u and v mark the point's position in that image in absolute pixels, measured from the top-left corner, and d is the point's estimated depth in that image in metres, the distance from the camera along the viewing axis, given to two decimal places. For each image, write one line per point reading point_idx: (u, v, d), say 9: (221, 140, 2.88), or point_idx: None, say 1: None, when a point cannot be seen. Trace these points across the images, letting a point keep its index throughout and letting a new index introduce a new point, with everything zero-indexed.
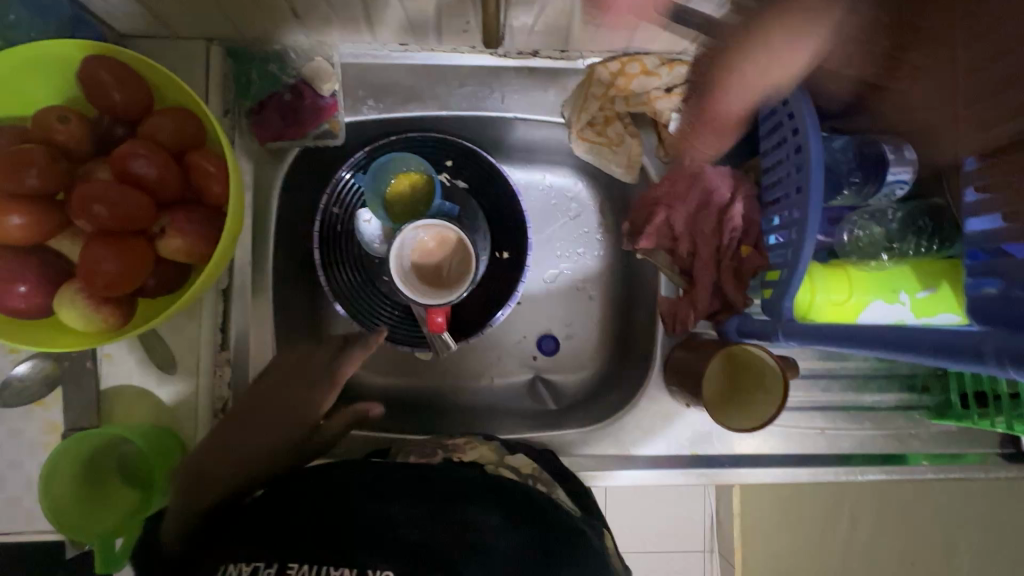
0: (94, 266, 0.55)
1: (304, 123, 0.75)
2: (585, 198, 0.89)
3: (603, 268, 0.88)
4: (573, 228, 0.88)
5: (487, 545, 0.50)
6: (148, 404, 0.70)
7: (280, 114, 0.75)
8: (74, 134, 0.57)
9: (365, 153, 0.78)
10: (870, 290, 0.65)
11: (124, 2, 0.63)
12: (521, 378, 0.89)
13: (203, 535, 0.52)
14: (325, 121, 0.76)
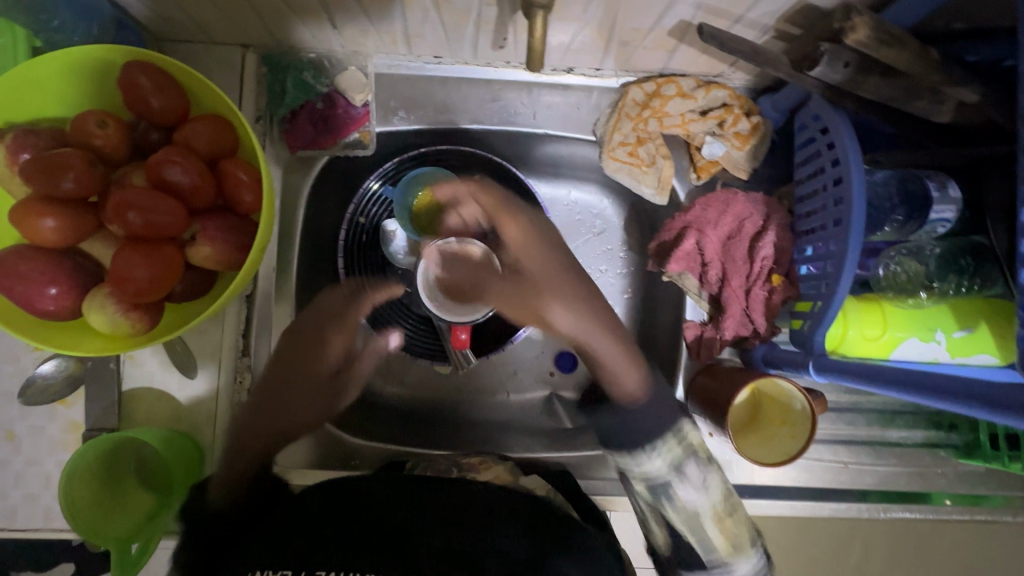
0: (125, 272, 0.55)
1: (337, 133, 0.75)
2: (610, 215, 0.85)
3: (625, 287, 0.84)
4: (593, 244, 0.85)
5: (504, 549, 0.51)
6: (169, 408, 0.70)
7: (312, 124, 0.74)
8: (111, 140, 0.57)
9: (392, 164, 0.79)
10: (904, 327, 0.63)
11: (169, 9, 0.64)
12: (538, 394, 0.88)
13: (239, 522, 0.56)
14: (354, 131, 0.76)
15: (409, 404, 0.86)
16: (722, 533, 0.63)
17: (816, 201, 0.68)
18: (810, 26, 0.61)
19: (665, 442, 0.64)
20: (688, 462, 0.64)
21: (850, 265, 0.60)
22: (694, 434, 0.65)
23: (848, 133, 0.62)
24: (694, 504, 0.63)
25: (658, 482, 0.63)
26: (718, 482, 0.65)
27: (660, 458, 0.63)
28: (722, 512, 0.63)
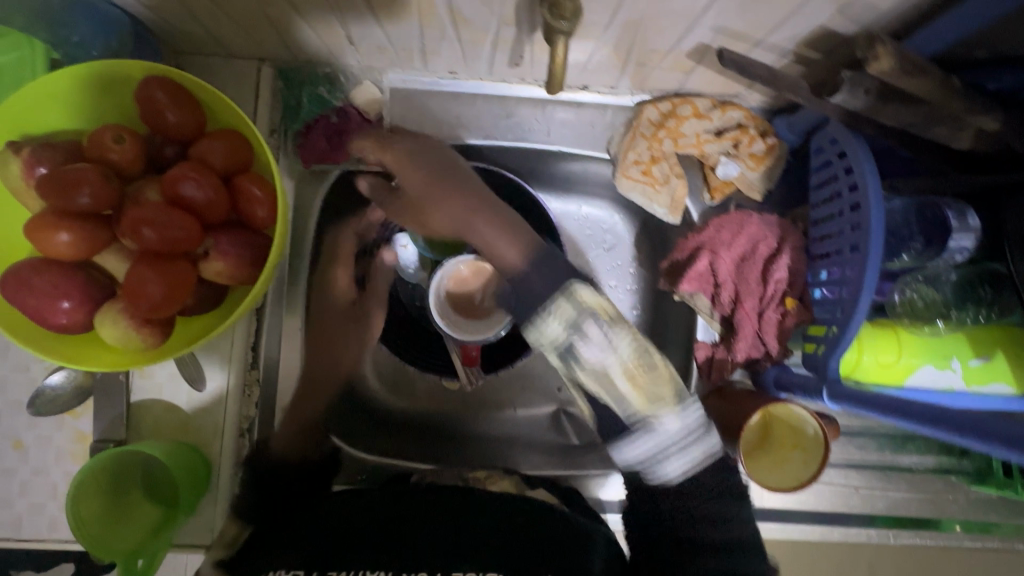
0: (139, 288, 0.54)
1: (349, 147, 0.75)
2: (622, 231, 0.84)
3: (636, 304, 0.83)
4: (604, 260, 0.83)
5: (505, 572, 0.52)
6: (176, 418, 0.69)
7: (325, 137, 0.74)
8: (127, 155, 0.57)
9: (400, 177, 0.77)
10: (920, 354, 0.63)
11: (188, 22, 0.64)
12: (546, 410, 0.87)
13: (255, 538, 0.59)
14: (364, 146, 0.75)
15: (411, 417, 0.85)
16: (634, 382, 0.57)
17: (832, 225, 0.67)
18: (830, 52, 0.60)
19: (555, 309, 0.56)
20: (587, 321, 0.56)
21: (868, 291, 0.59)
22: (589, 293, 0.57)
23: (867, 158, 0.61)
24: (601, 362, 0.56)
25: (561, 345, 0.57)
26: (627, 337, 0.57)
27: (555, 322, 0.56)
28: (632, 364, 0.57)
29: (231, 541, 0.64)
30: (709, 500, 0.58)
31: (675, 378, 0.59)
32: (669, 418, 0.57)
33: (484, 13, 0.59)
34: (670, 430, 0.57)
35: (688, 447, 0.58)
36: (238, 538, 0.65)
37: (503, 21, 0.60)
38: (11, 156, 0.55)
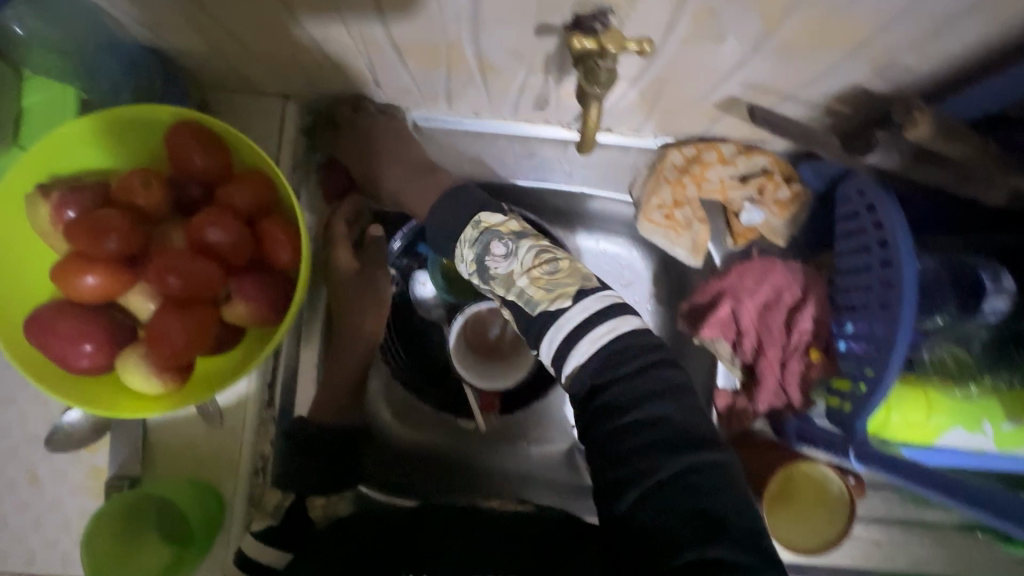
0: (164, 334, 0.55)
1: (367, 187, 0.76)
2: (640, 268, 0.84)
3: None
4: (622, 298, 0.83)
5: None
6: (190, 455, 0.68)
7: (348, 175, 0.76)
8: (154, 199, 0.58)
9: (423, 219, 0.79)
10: (951, 415, 0.61)
11: (216, 63, 0.64)
12: (559, 447, 0.84)
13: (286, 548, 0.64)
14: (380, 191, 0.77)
15: (422, 447, 0.82)
16: (536, 283, 0.56)
17: (859, 279, 0.66)
18: (862, 107, 0.59)
19: (463, 237, 0.61)
20: (492, 241, 0.58)
21: (899, 355, 0.58)
22: (494, 217, 0.60)
23: (899, 216, 0.60)
24: (505, 270, 0.57)
25: (473, 266, 0.59)
26: (528, 244, 0.57)
27: (466, 248, 0.60)
28: (536, 265, 0.56)
29: (273, 511, 0.69)
30: (645, 405, 0.51)
31: (585, 275, 0.57)
32: (573, 309, 0.54)
33: (512, 63, 0.58)
34: (573, 321, 0.54)
35: (599, 334, 0.53)
36: (282, 504, 0.70)
37: (531, 70, 0.59)
38: (41, 201, 0.55)
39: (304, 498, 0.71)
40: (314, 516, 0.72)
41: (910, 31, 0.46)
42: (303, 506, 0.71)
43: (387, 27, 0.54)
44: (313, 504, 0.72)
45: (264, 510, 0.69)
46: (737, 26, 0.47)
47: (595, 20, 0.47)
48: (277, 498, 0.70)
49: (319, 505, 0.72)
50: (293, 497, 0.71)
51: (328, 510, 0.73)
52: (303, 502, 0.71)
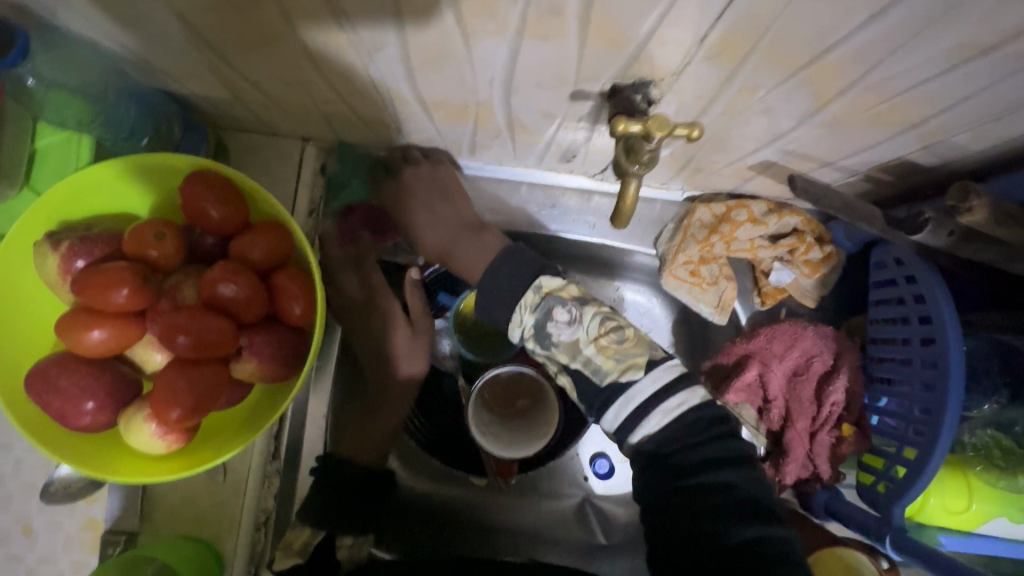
0: (169, 396, 0.52)
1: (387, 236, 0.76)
2: (660, 315, 0.81)
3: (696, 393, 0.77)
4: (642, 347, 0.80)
5: None
6: (189, 510, 0.65)
7: (365, 223, 0.75)
8: (167, 252, 0.56)
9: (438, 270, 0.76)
10: (995, 503, 0.58)
11: (236, 109, 0.63)
12: (571, 500, 0.80)
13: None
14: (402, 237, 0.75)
15: (431, 494, 0.79)
16: (604, 352, 0.58)
17: (897, 352, 0.62)
18: (904, 178, 0.57)
19: (523, 303, 0.60)
20: (554, 307, 0.59)
21: (944, 442, 0.55)
22: (555, 283, 0.59)
23: (943, 291, 0.56)
24: (570, 338, 0.59)
25: (536, 331, 0.59)
26: (593, 312, 0.59)
27: (526, 313, 0.59)
28: (602, 334, 0.58)
29: (301, 549, 0.63)
30: (714, 469, 0.55)
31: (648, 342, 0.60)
32: (642, 381, 0.57)
33: (542, 121, 0.55)
34: (642, 392, 0.57)
35: (666, 409, 0.56)
36: (311, 542, 0.64)
37: (561, 127, 0.57)
38: (49, 252, 0.53)
39: (334, 537, 0.65)
40: (341, 557, 0.66)
41: (968, 115, 0.43)
42: (330, 546, 0.65)
43: (415, 86, 0.51)
44: (342, 545, 0.66)
45: (290, 548, 0.63)
46: (785, 102, 0.45)
47: (635, 90, 0.45)
48: (304, 538, 0.64)
49: (347, 546, 0.66)
50: (323, 536, 0.64)
51: (354, 552, 0.67)
52: (332, 541, 0.65)
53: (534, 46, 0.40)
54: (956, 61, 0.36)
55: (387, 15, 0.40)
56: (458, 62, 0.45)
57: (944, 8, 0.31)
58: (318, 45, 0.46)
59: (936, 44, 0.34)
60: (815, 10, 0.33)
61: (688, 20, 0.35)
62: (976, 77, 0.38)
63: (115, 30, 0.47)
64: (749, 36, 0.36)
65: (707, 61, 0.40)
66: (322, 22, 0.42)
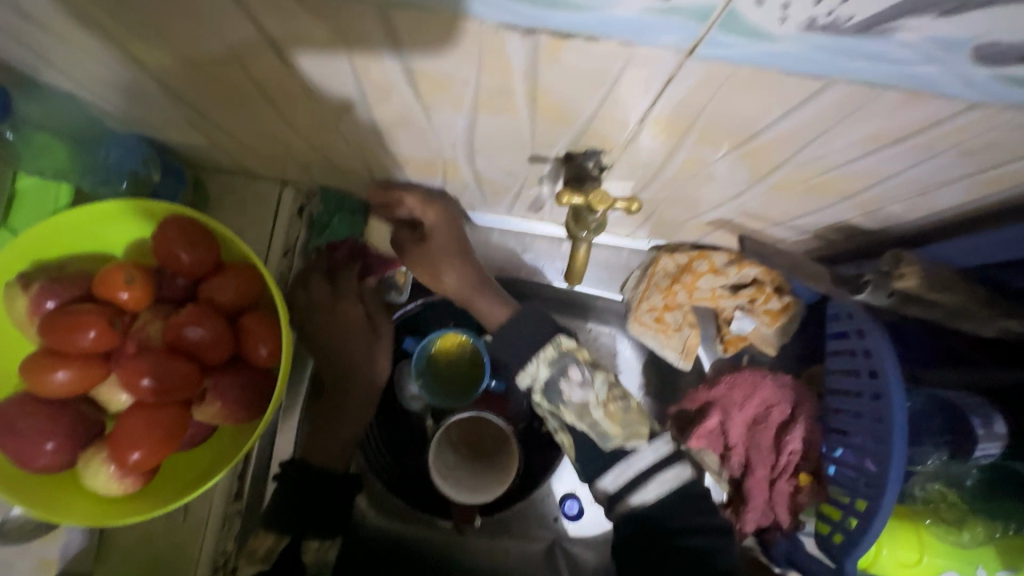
0: (128, 439, 0.53)
1: (374, 276, 0.76)
2: (632, 357, 0.82)
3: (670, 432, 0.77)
4: None
5: None
6: (148, 550, 0.64)
7: (352, 260, 0.74)
8: (137, 295, 0.57)
9: (436, 301, 0.79)
10: (945, 556, 0.57)
11: (216, 155, 0.65)
12: (539, 542, 0.80)
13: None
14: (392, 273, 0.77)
15: (399, 536, 0.79)
16: (610, 417, 0.62)
17: (847, 403, 0.64)
18: (851, 238, 0.59)
19: (542, 354, 0.62)
20: (569, 365, 0.62)
21: (890, 496, 0.56)
22: (572, 342, 0.62)
23: (889, 346, 0.58)
24: (581, 398, 0.62)
25: (549, 384, 0.62)
26: (604, 377, 0.63)
27: (541, 366, 0.62)
28: (610, 399, 0.62)
29: (264, 556, 0.61)
30: (694, 534, 0.61)
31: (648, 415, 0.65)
32: (644, 450, 0.63)
33: (507, 178, 0.58)
34: (642, 460, 0.62)
35: (662, 475, 0.62)
36: (274, 549, 0.61)
37: (526, 183, 0.59)
38: (20, 293, 0.54)
39: (298, 542, 0.62)
40: (307, 560, 0.63)
41: (896, 189, 0.46)
42: (295, 552, 0.62)
43: (385, 144, 0.54)
44: (308, 549, 0.63)
45: (254, 555, 0.62)
46: (729, 171, 0.48)
47: (588, 157, 0.47)
48: (268, 545, 0.61)
49: (314, 548, 0.63)
50: (287, 541, 0.62)
51: (322, 554, 0.64)
52: (297, 545, 0.62)
53: (489, 117, 0.43)
54: (872, 147, 0.39)
55: (350, 85, 0.42)
56: (422, 126, 0.48)
57: (852, 108, 0.34)
58: (289, 107, 0.49)
59: (854, 133, 0.37)
60: (737, 104, 0.35)
61: (625, 106, 0.38)
62: (897, 160, 0.41)
63: (99, 87, 0.50)
64: (685, 119, 0.39)
65: (652, 136, 0.43)
66: (290, 89, 0.45)
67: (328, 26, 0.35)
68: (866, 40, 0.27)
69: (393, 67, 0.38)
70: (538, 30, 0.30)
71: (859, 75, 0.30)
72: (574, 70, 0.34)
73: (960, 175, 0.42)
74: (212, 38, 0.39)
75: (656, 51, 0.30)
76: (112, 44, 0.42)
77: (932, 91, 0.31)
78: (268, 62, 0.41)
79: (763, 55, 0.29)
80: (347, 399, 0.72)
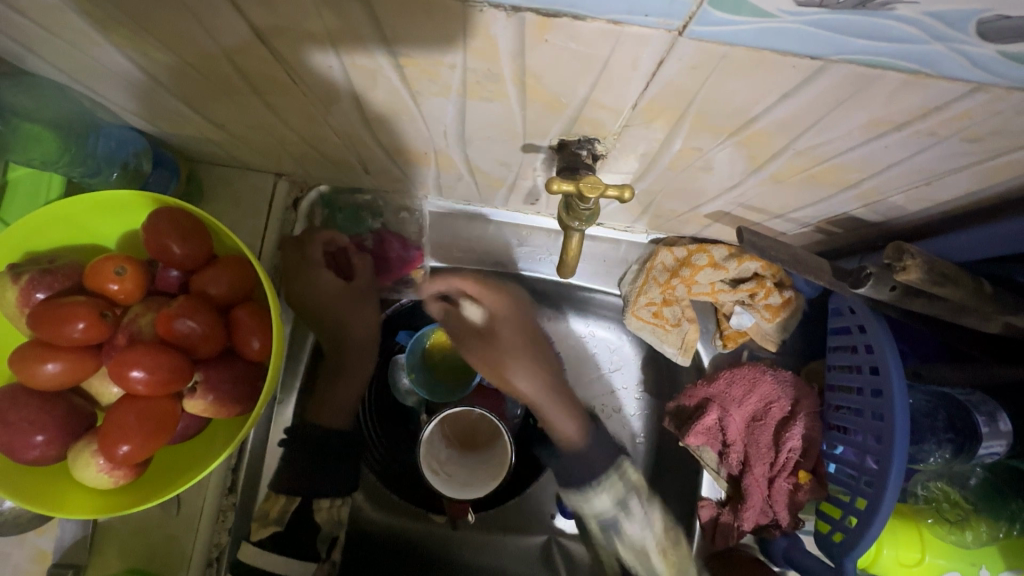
0: (116, 432, 0.52)
1: (387, 275, 0.77)
2: (631, 351, 0.80)
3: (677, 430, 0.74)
4: (608, 382, 0.80)
5: None
6: (141, 546, 0.64)
7: (365, 258, 0.76)
8: (127, 288, 0.57)
9: (437, 293, 0.77)
10: (947, 557, 0.57)
11: (209, 147, 0.64)
12: (536, 539, 0.78)
13: (282, 541, 0.70)
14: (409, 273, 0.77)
15: (394, 528, 0.77)
16: (662, 556, 0.76)
17: (847, 400, 0.63)
18: (853, 230, 0.58)
19: (606, 486, 0.76)
20: (630, 501, 0.76)
21: (891, 495, 0.54)
22: (633, 471, 0.77)
23: (889, 338, 0.57)
24: (640, 539, 0.76)
25: (608, 514, 0.76)
26: (659, 518, 0.77)
27: (603, 495, 0.75)
28: (665, 547, 0.76)
29: (277, 518, 0.70)
30: None
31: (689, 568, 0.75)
32: None
33: (500, 169, 0.57)
34: None
35: None
36: (287, 510, 0.71)
37: (520, 175, 0.58)
38: (9, 284, 0.54)
39: (309, 502, 0.72)
40: (320, 518, 0.72)
41: (899, 180, 0.45)
42: (308, 510, 0.72)
43: (375, 134, 0.53)
44: (319, 508, 0.72)
45: (267, 518, 0.70)
46: (726, 160, 0.47)
47: (581, 146, 0.46)
48: (279, 507, 0.70)
49: (325, 508, 0.73)
50: (299, 502, 0.72)
51: (332, 515, 0.73)
52: (309, 505, 0.72)
53: (478, 105, 0.43)
54: (875, 133, 0.38)
55: (337, 74, 0.42)
56: (412, 115, 0.47)
57: (851, 92, 0.33)
58: (275, 96, 0.47)
59: (854, 116, 0.36)
60: (732, 86, 0.34)
61: (617, 90, 0.37)
62: (900, 147, 0.39)
63: (89, 77, 0.49)
64: (677, 103, 0.38)
65: (645, 123, 0.41)
66: (278, 80, 0.44)
67: (312, 12, 0.34)
68: (868, 16, 0.26)
69: (377, 54, 0.37)
70: (522, 9, 0.29)
71: (857, 53, 0.28)
72: (563, 53, 0.33)
73: (966, 164, 0.41)
74: (201, 30, 0.38)
75: (646, 30, 0.29)
76: (95, 31, 0.41)
77: (934, 72, 0.29)
78: (256, 55, 0.40)
79: (760, 33, 0.28)
80: (344, 370, 0.75)
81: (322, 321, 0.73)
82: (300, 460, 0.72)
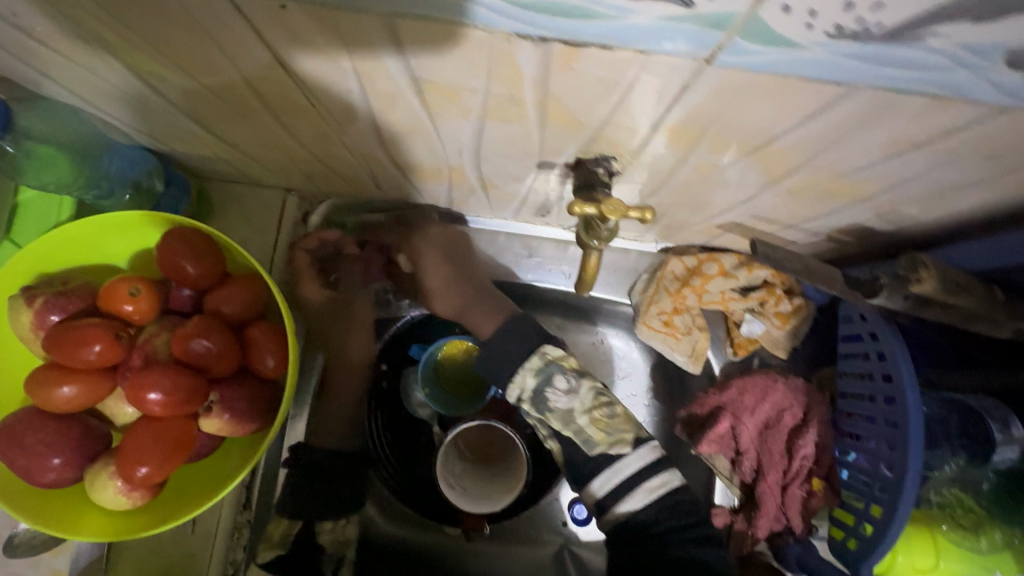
0: (134, 454, 0.52)
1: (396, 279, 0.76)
2: (638, 357, 0.81)
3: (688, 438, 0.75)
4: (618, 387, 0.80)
5: None
6: (158, 563, 0.65)
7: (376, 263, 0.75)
8: (142, 309, 0.57)
9: None
10: (963, 563, 0.57)
11: (217, 164, 0.64)
12: (548, 547, 0.78)
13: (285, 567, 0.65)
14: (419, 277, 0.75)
15: (405, 542, 0.78)
16: (596, 424, 0.60)
17: (861, 408, 0.63)
18: (864, 240, 0.58)
19: (527, 365, 0.61)
20: (555, 374, 0.60)
21: (907, 503, 0.54)
22: (559, 350, 0.62)
23: (902, 347, 0.57)
24: (566, 406, 0.60)
25: (533, 392, 0.61)
26: (590, 384, 0.60)
27: (528, 376, 0.61)
28: (596, 406, 0.60)
29: (280, 541, 0.66)
30: None
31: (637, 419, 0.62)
32: (631, 458, 0.60)
33: (512, 184, 0.57)
34: (629, 469, 0.59)
35: (648, 487, 0.59)
36: (290, 533, 0.66)
37: (533, 189, 0.58)
38: (24, 307, 0.54)
39: (313, 524, 0.67)
40: (325, 540, 0.68)
41: (913, 193, 0.45)
42: (312, 533, 0.68)
43: (389, 151, 0.53)
44: (322, 529, 0.68)
45: (271, 540, 0.66)
46: (741, 176, 0.47)
47: (597, 163, 0.46)
48: (282, 529, 0.66)
49: (329, 530, 0.69)
50: (301, 525, 0.67)
51: (337, 535, 0.70)
52: (311, 528, 0.68)
53: (497, 125, 0.43)
54: (893, 151, 0.38)
55: (356, 96, 0.41)
56: (427, 134, 0.47)
57: (871, 114, 0.33)
58: (287, 115, 0.47)
59: (874, 136, 0.36)
60: (755, 111, 0.34)
61: (638, 113, 0.37)
62: (917, 164, 0.40)
63: (101, 99, 0.49)
64: (698, 126, 0.38)
65: (663, 142, 0.42)
66: (293, 100, 0.44)
67: (334, 37, 0.33)
68: (895, 47, 0.26)
69: (398, 77, 0.37)
70: (550, 39, 0.29)
71: (883, 81, 0.29)
72: (586, 78, 0.33)
73: (981, 178, 0.41)
74: (216, 53, 0.38)
75: (674, 59, 0.29)
76: (110, 56, 0.41)
77: (958, 97, 0.30)
78: (275, 79, 0.41)
79: (785, 63, 0.28)
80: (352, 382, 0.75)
81: (329, 334, 0.74)
82: (304, 482, 0.68)
